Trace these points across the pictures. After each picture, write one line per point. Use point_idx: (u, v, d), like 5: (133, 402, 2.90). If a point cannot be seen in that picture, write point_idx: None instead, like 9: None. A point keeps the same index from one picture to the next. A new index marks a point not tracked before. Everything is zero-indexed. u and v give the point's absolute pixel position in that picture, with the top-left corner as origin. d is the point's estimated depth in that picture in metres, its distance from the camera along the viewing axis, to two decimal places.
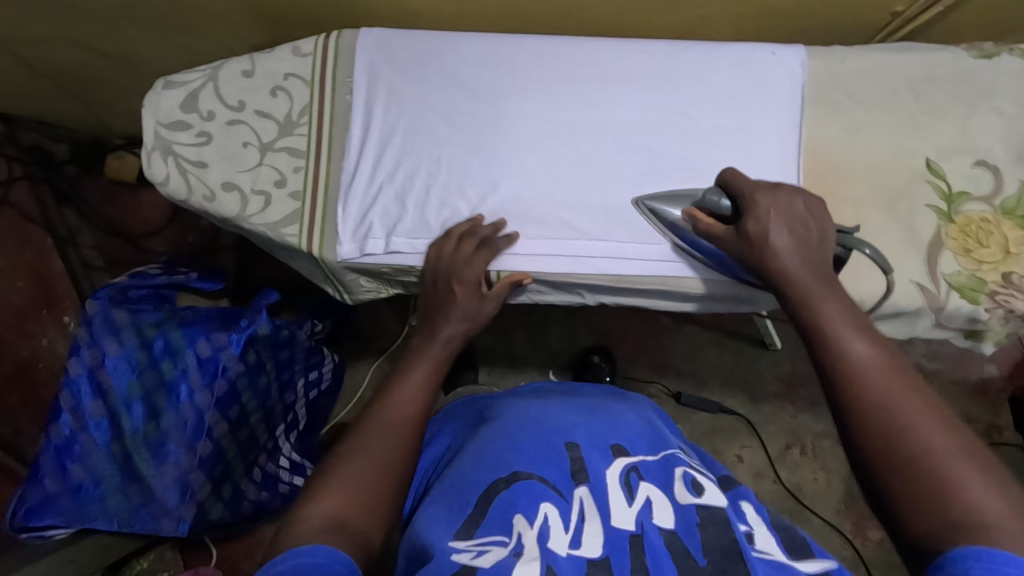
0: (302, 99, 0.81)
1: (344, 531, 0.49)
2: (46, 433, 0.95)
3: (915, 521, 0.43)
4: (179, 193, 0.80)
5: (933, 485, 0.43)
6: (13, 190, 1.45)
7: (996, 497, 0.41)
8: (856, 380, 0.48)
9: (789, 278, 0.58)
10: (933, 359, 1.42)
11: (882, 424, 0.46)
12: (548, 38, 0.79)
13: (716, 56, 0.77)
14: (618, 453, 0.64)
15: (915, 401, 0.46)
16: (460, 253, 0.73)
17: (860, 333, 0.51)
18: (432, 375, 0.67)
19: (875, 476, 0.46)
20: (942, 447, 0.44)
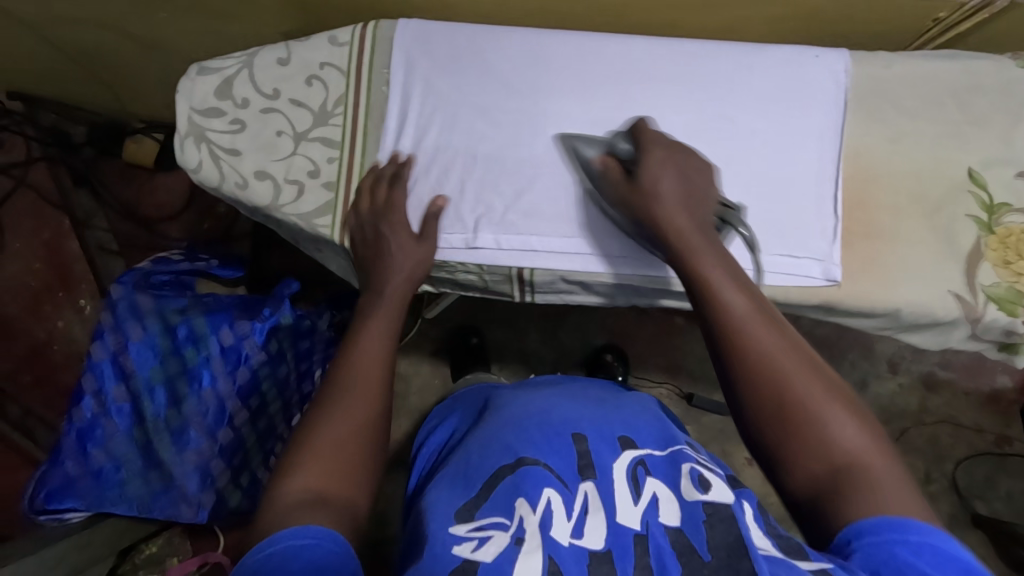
0: (337, 89, 0.80)
1: (328, 504, 0.50)
2: (68, 416, 0.94)
3: (799, 472, 0.50)
4: (212, 180, 0.79)
5: (809, 429, 0.50)
6: (31, 171, 1.45)
7: (856, 431, 0.50)
8: (740, 338, 0.54)
9: (676, 234, 0.62)
10: (946, 368, 1.42)
11: (764, 379, 0.52)
12: (589, 36, 0.79)
13: (759, 59, 0.76)
14: (626, 445, 0.59)
15: (789, 353, 0.53)
16: (375, 198, 0.75)
17: (740, 292, 0.57)
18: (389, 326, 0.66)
19: (766, 429, 0.52)
20: (815, 399, 0.51)
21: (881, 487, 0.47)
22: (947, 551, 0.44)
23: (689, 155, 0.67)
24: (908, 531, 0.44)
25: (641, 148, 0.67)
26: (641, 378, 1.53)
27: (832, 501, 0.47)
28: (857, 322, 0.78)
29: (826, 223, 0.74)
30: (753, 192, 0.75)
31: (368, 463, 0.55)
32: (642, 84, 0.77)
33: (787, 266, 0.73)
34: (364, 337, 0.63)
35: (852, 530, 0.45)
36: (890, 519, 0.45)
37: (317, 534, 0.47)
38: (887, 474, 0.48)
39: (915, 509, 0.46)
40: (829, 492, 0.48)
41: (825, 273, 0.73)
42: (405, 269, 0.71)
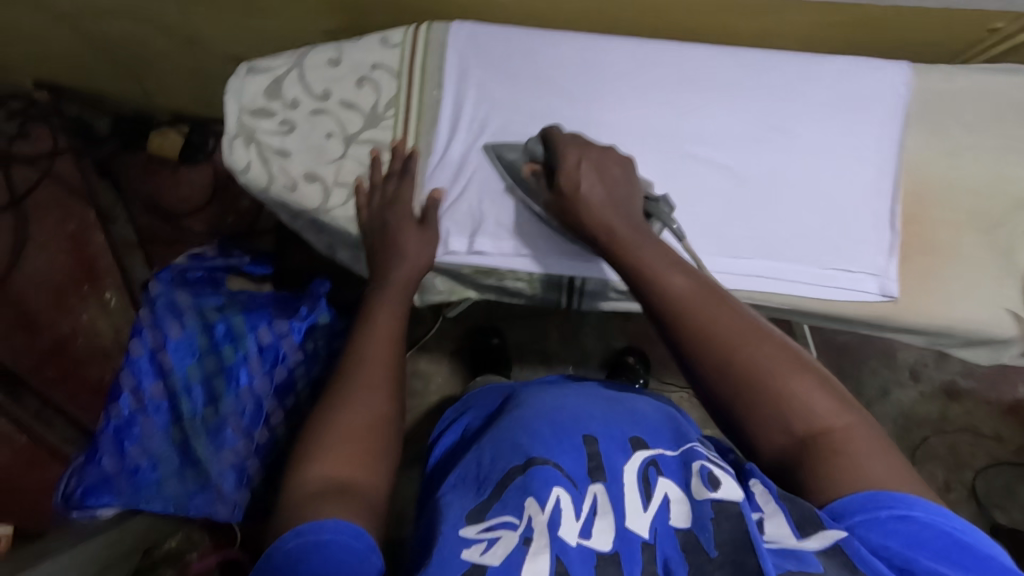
0: (389, 91, 0.79)
1: (351, 493, 0.49)
2: (106, 414, 0.94)
3: (766, 442, 0.49)
4: (260, 181, 0.79)
5: (777, 400, 0.48)
6: (58, 162, 1.41)
7: (822, 393, 0.49)
8: (686, 319, 0.52)
9: (605, 234, 0.60)
10: (968, 377, 1.41)
11: (718, 358, 0.50)
12: (645, 43, 0.77)
13: (819, 70, 0.75)
14: (637, 445, 0.56)
15: (735, 320, 0.51)
16: (387, 192, 0.75)
17: (675, 268, 0.56)
18: (400, 308, 0.65)
19: (730, 404, 0.51)
20: (773, 367, 0.49)
21: (857, 448, 0.47)
22: (937, 525, 0.43)
23: (606, 151, 0.66)
24: (897, 507, 0.44)
25: (561, 151, 0.66)
26: (663, 383, 1.51)
27: (804, 468, 0.47)
28: (906, 338, 0.78)
29: (884, 237, 0.73)
30: (811, 205, 0.74)
31: (388, 452, 0.54)
32: (700, 94, 0.76)
33: (842, 281, 0.72)
34: (374, 327, 0.62)
35: (831, 506, 0.45)
36: (879, 494, 0.44)
37: (339, 528, 0.46)
38: (858, 435, 0.47)
39: (902, 476, 0.46)
40: (800, 461, 0.48)
41: (881, 288, 0.72)
42: (414, 259, 0.70)
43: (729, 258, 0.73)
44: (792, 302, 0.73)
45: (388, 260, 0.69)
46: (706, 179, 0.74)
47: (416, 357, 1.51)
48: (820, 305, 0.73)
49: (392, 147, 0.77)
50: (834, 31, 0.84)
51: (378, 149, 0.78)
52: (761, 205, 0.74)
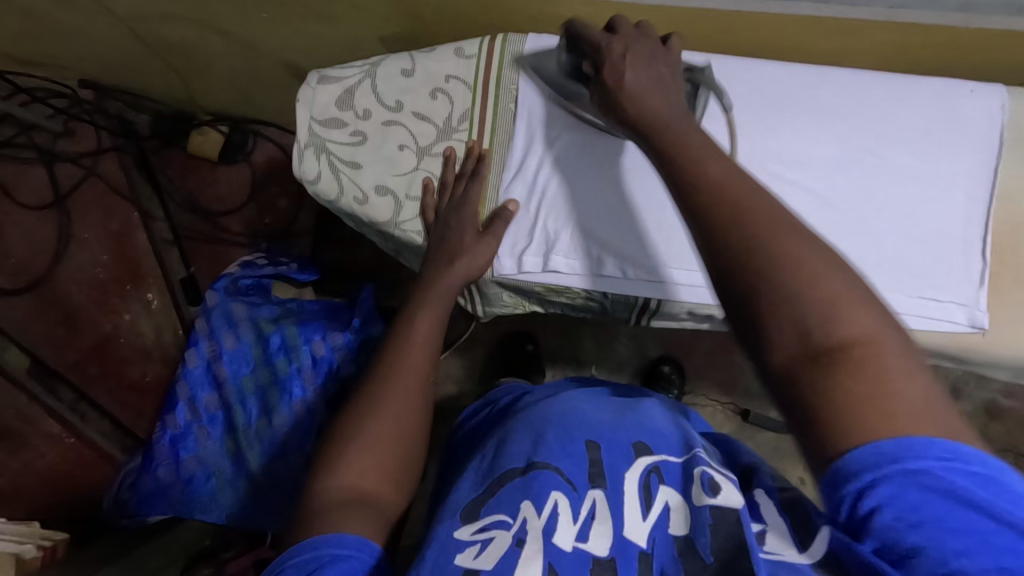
0: (463, 103, 0.78)
1: (370, 506, 0.51)
2: (163, 423, 0.96)
3: (776, 352, 0.38)
4: (330, 193, 0.77)
5: (809, 304, 0.38)
6: (101, 162, 1.41)
7: (872, 318, 0.38)
8: (710, 197, 0.43)
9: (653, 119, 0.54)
10: (1010, 397, 1.36)
11: (742, 242, 0.41)
12: (730, 59, 0.76)
13: (910, 92, 0.74)
14: (640, 453, 0.55)
15: (770, 212, 0.42)
16: (455, 193, 0.75)
17: (716, 159, 0.46)
18: (439, 317, 0.67)
19: (745, 299, 0.40)
20: (801, 265, 0.39)
21: (897, 379, 0.35)
22: (954, 480, 0.34)
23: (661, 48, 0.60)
24: (908, 461, 0.34)
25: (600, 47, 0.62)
26: (699, 397, 1.44)
27: (819, 387, 0.36)
28: (990, 371, 0.77)
29: (975, 266, 0.71)
30: (898, 231, 0.72)
31: (409, 469, 0.57)
32: (787, 114, 0.74)
33: (929, 310, 0.71)
34: (412, 335, 0.65)
35: (842, 459, 0.35)
36: (891, 444, 0.34)
37: (356, 545, 0.46)
38: (900, 357, 0.37)
39: (945, 426, 0.35)
40: (812, 380, 0.36)
41: (969, 319, 0.70)
42: (466, 265, 0.71)
43: None
44: None
45: (433, 266, 0.72)
46: (788, 199, 0.73)
47: (447, 360, 1.47)
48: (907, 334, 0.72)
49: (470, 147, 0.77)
50: (922, 53, 0.77)
51: (453, 147, 0.77)
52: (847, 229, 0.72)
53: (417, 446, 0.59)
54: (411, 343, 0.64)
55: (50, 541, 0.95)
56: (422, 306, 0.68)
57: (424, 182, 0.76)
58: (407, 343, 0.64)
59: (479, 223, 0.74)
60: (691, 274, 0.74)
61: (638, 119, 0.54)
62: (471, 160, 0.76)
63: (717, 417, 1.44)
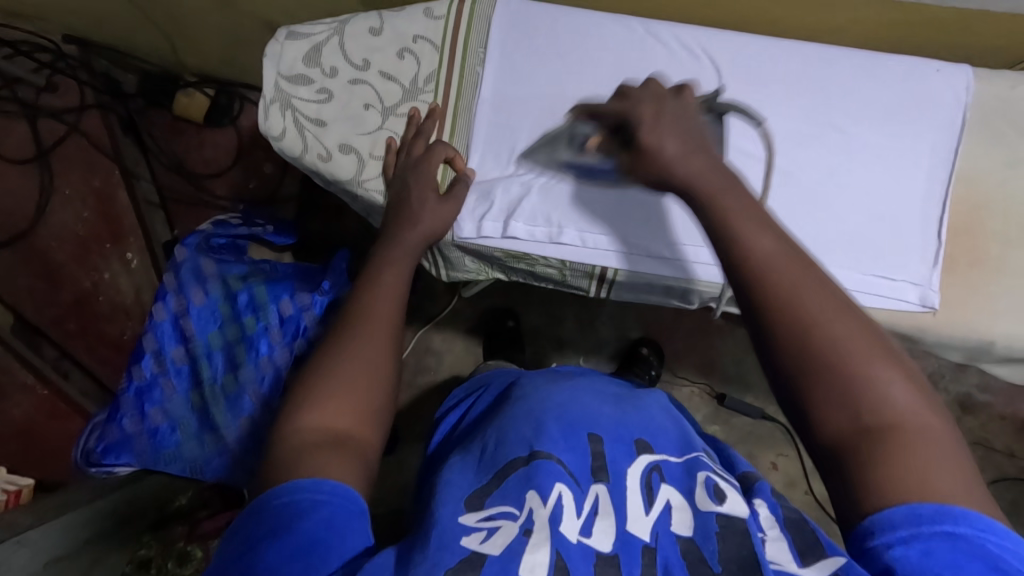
0: (429, 63, 0.78)
1: (346, 449, 0.52)
2: (130, 374, 0.97)
3: (828, 429, 0.42)
4: (294, 150, 0.77)
5: (855, 386, 0.42)
6: (85, 118, 1.37)
7: (909, 393, 0.42)
8: (769, 284, 0.45)
9: (694, 178, 0.52)
10: (986, 392, 1.35)
11: (797, 329, 0.44)
12: (700, 30, 0.76)
13: (878, 70, 0.74)
14: (642, 449, 0.55)
15: (824, 297, 0.44)
16: (412, 155, 0.74)
17: (762, 228, 0.48)
18: (407, 269, 0.67)
19: (796, 380, 0.44)
20: (859, 349, 0.43)
21: (933, 455, 0.40)
22: (987, 546, 0.38)
23: (684, 101, 0.59)
24: (945, 523, 0.38)
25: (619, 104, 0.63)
26: (675, 378, 1.44)
27: (866, 464, 0.41)
28: (944, 354, 0.77)
29: (928, 247, 0.71)
30: (857, 210, 0.72)
31: (380, 409, 0.57)
32: (754, 89, 0.75)
33: (882, 289, 0.71)
34: (381, 290, 0.63)
35: (879, 516, 0.39)
36: (930, 507, 0.39)
37: (335, 490, 0.47)
38: (937, 435, 0.41)
39: (979, 497, 0.40)
40: (865, 455, 0.41)
41: (921, 298, 0.71)
42: (428, 225, 0.70)
43: None
44: None
45: (396, 224, 0.70)
46: (750, 172, 0.73)
47: (428, 334, 1.46)
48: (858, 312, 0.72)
49: (449, 159, 0.74)
50: (897, 29, 0.77)
51: (417, 108, 0.77)
52: (806, 207, 0.73)
53: (389, 386, 0.58)
54: (379, 298, 0.63)
55: (15, 486, 0.99)
56: (385, 262, 0.66)
57: (387, 141, 0.77)
58: (373, 297, 0.63)
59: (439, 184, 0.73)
60: (701, 251, 0.74)
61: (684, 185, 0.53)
62: (434, 121, 0.76)
63: (694, 400, 1.45)
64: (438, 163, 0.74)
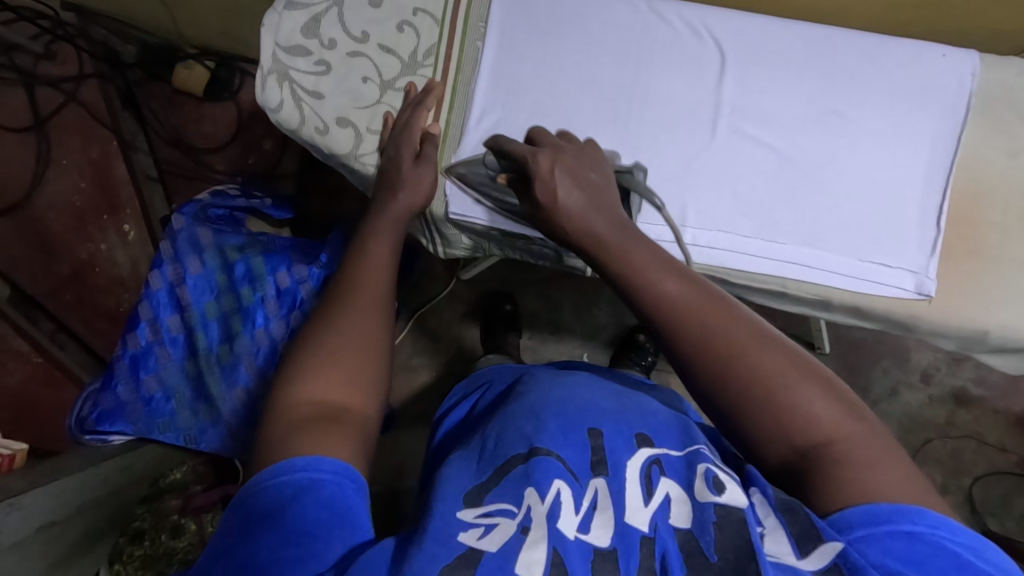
0: (429, 37, 0.77)
1: (342, 419, 0.52)
2: (125, 342, 0.97)
3: (769, 453, 0.49)
4: (291, 122, 0.76)
5: (777, 414, 0.48)
6: (83, 87, 1.37)
7: (829, 406, 0.48)
8: (689, 332, 0.51)
9: (590, 235, 0.56)
10: (980, 386, 1.35)
11: (720, 370, 0.49)
12: (704, 9, 0.75)
13: (882, 53, 0.73)
14: (641, 443, 0.54)
15: (732, 335, 0.50)
16: (397, 121, 0.75)
17: (670, 272, 0.54)
18: (396, 239, 0.68)
19: (729, 415, 0.50)
20: (776, 376, 0.48)
21: (862, 462, 0.45)
22: (942, 541, 0.42)
23: (586, 148, 0.62)
24: (902, 523, 0.42)
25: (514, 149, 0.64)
26: (671, 365, 1.44)
27: (807, 481, 0.46)
28: (937, 343, 0.77)
29: (928, 235, 0.71)
30: (856, 195, 0.72)
31: (376, 380, 0.56)
32: (758, 72, 0.74)
33: (879, 275, 0.71)
34: (371, 263, 0.64)
35: (836, 517, 0.44)
36: (883, 506, 0.43)
37: (338, 470, 0.48)
38: (861, 440, 0.46)
39: (908, 491, 0.44)
40: (802, 471, 0.47)
41: (917, 286, 0.70)
42: (411, 192, 0.71)
43: (766, 241, 0.72)
44: (823, 292, 0.72)
45: (382, 195, 0.71)
46: (748, 155, 0.73)
47: (426, 315, 1.45)
48: (852, 298, 0.72)
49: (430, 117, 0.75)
50: (905, 12, 0.75)
51: (415, 83, 0.76)
52: (802, 194, 0.73)
53: (384, 363, 0.58)
54: (372, 270, 0.63)
55: (9, 451, 0.99)
56: (374, 234, 0.67)
57: (384, 116, 0.76)
58: (362, 269, 0.63)
59: (415, 145, 0.73)
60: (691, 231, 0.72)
61: (588, 236, 0.56)
62: (431, 94, 0.75)
63: None
64: (418, 127, 0.74)
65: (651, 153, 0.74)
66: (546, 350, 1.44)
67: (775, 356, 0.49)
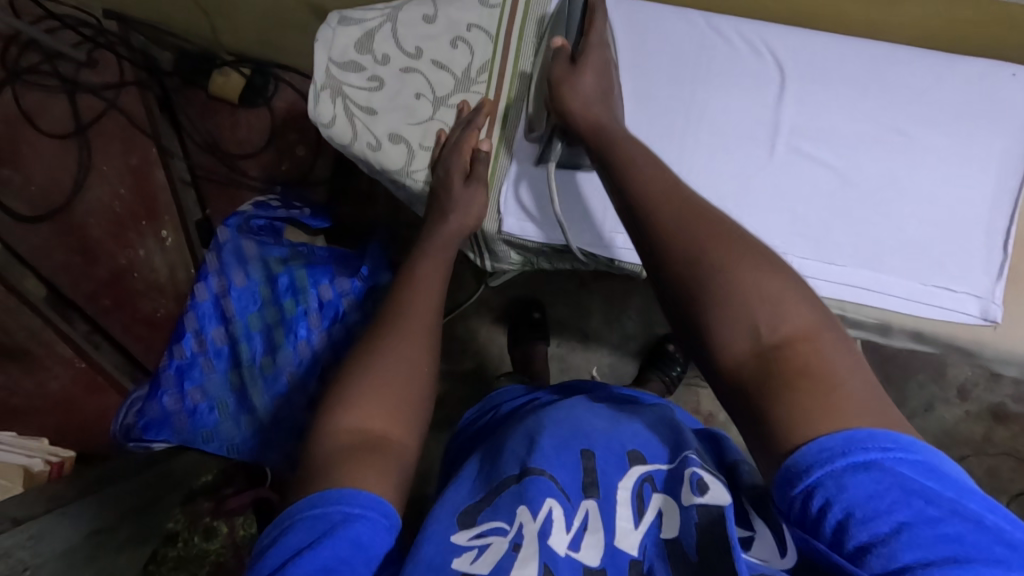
0: (483, 54, 0.76)
1: (382, 449, 0.52)
2: (171, 353, 0.98)
3: (727, 353, 0.47)
4: (343, 138, 0.76)
5: (742, 310, 0.47)
6: (123, 95, 1.38)
7: (804, 320, 0.46)
8: (666, 231, 0.53)
9: (595, 129, 0.65)
10: (1021, 402, 1.32)
11: (696, 271, 0.50)
12: (768, 25, 0.74)
13: (949, 72, 0.71)
14: (634, 461, 0.53)
15: (721, 234, 0.51)
16: (450, 142, 0.74)
17: (657, 186, 0.57)
18: (444, 263, 0.68)
19: (699, 317, 0.49)
20: (751, 280, 0.48)
21: (829, 370, 0.43)
22: (903, 478, 0.38)
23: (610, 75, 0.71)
24: (856, 453, 0.39)
25: (590, 13, 0.72)
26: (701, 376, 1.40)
27: (768, 386, 0.44)
28: (996, 368, 0.75)
29: (994, 258, 0.70)
30: (919, 217, 0.71)
31: (418, 412, 0.56)
32: (817, 88, 0.73)
33: (943, 299, 0.70)
34: (418, 284, 0.64)
35: (801, 452, 0.40)
36: (834, 439, 0.40)
37: (367, 503, 0.47)
38: (836, 354, 0.44)
39: (865, 403, 0.42)
40: (764, 373, 0.44)
41: (983, 311, 0.69)
42: (460, 218, 0.72)
43: (824, 262, 0.71)
44: (884, 316, 0.71)
45: (432, 219, 0.72)
46: (806, 175, 0.72)
47: (454, 321, 1.45)
48: (914, 323, 0.71)
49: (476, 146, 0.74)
50: (976, 32, 0.72)
51: (468, 100, 0.76)
52: (864, 218, 0.71)
53: (425, 392, 0.57)
54: (421, 295, 0.63)
55: (58, 457, 1.03)
56: (423, 256, 0.68)
57: (437, 134, 0.76)
58: (412, 291, 0.63)
59: (465, 166, 0.73)
60: None
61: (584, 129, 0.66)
62: (483, 116, 0.75)
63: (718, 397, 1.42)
64: (465, 155, 0.73)
65: (709, 174, 0.73)
66: (573, 358, 1.43)
67: (758, 261, 0.49)
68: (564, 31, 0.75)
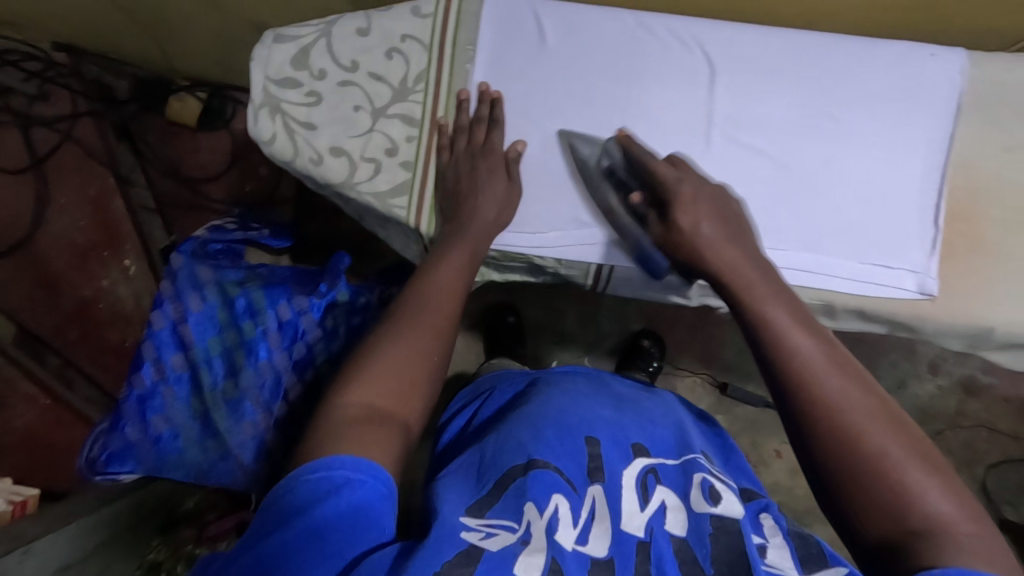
0: (418, 63, 0.77)
1: (388, 425, 0.49)
2: (130, 382, 0.97)
3: (861, 524, 0.43)
4: (284, 155, 0.77)
5: (884, 480, 0.43)
6: (78, 125, 1.36)
7: (952, 502, 0.42)
8: (810, 390, 0.47)
9: (741, 286, 0.56)
10: (989, 373, 1.34)
11: (837, 434, 0.45)
12: (695, 20, 0.75)
13: (873, 56, 0.73)
14: (639, 453, 0.57)
15: (869, 400, 0.46)
16: (472, 137, 0.75)
17: (809, 335, 0.50)
18: (465, 264, 0.66)
19: (834, 486, 0.45)
20: (893, 454, 0.43)
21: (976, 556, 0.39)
22: None
23: (718, 183, 0.65)
24: None
25: (641, 158, 0.68)
26: (677, 369, 1.41)
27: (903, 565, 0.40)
28: (945, 341, 0.76)
29: (927, 232, 0.71)
30: (854, 197, 0.72)
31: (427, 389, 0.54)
32: (748, 79, 0.74)
33: (882, 277, 0.71)
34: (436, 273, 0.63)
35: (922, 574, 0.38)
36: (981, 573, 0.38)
37: (365, 469, 0.45)
38: (983, 545, 0.40)
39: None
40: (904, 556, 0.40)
41: (920, 285, 0.70)
42: (481, 206, 0.71)
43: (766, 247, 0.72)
44: (827, 297, 0.72)
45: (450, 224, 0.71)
46: (742, 164, 0.73)
47: None
48: (859, 301, 0.72)
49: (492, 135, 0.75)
50: (897, 15, 0.74)
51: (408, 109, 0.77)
52: (798, 203, 0.73)
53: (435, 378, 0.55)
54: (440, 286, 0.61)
55: (22, 496, 1.00)
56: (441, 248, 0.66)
57: (436, 124, 0.76)
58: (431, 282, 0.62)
59: (503, 160, 0.74)
60: None
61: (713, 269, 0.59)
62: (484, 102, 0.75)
63: (695, 390, 1.42)
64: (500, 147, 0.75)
65: None
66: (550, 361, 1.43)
67: (903, 433, 0.44)
68: (633, 178, 0.69)
